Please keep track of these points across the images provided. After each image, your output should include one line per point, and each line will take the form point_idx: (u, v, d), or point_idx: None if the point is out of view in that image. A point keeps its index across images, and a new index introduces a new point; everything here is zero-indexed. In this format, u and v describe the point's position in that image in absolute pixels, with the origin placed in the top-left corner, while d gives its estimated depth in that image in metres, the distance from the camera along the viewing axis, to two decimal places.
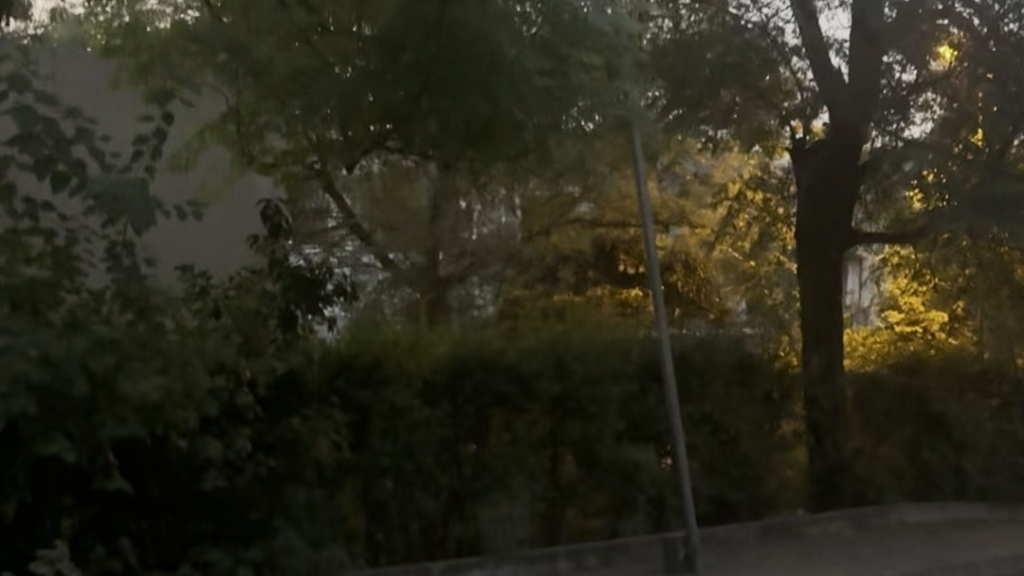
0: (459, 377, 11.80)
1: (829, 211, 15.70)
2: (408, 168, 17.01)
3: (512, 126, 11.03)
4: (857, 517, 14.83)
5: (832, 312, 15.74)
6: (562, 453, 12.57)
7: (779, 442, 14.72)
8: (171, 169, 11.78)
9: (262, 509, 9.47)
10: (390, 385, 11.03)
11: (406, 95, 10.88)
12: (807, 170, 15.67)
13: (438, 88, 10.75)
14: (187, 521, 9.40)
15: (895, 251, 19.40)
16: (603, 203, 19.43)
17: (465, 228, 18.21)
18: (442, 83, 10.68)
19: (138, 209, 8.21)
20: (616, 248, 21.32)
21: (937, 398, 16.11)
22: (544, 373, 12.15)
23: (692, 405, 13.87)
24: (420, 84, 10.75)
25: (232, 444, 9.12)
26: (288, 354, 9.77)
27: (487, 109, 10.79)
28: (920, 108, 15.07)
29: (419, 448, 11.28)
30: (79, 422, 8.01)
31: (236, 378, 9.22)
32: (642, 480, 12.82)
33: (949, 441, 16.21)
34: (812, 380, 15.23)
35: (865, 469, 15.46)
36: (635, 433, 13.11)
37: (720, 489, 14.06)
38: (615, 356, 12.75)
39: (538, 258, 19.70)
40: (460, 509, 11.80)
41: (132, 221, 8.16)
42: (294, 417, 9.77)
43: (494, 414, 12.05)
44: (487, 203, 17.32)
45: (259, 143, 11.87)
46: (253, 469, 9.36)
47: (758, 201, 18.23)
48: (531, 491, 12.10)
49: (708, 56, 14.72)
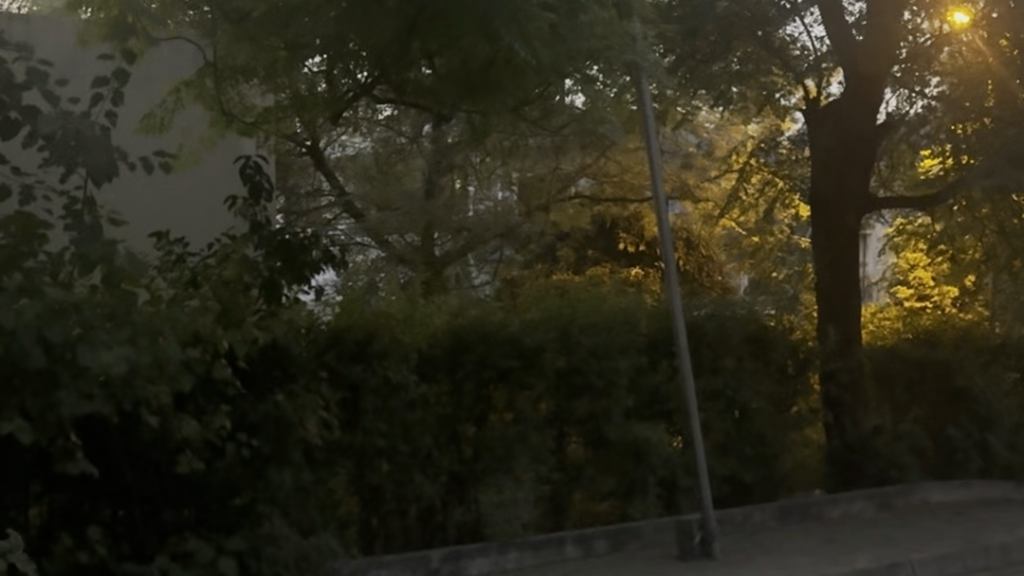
0: (457, 350, 11.01)
1: (842, 174, 14.93)
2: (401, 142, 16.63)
3: (513, 72, 10.00)
4: (879, 497, 14.07)
5: (849, 283, 15.01)
6: (569, 433, 11.79)
7: (796, 420, 13.93)
8: (146, 132, 11.15)
9: (246, 495, 8.68)
10: (385, 359, 10.22)
11: (393, 35, 9.89)
12: (822, 134, 14.89)
13: (430, 24, 9.71)
14: (161, 510, 8.61)
15: (904, 221, 18.69)
16: (601, 176, 18.40)
17: (462, 205, 17.67)
18: (434, 21, 9.65)
19: (98, 154, 7.73)
20: (615, 227, 20.38)
21: (960, 372, 15.13)
22: (548, 347, 11.32)
23: (703, 380, 13.07)
24: (408, 22, 9.75)
25: (211, 423, 8.34)
26: (269, 324, 8.94)
27: (483, 52, 9.89)
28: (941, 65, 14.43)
29: (416, 428, 10.52)
30: (37, 398, 7.23)
31: (214, 351, 8.39)
32: (653, 462, 12.02)
33: (973, 417, 15.32)
34: (830, 353, 14.37)
35: (886, 448, 14.60)
36: (646, 411, 12.33)
37: (734, 471, 13.30)
38: (625, 327, 11.91)
39: (537, 233, 18.47)
40: (461, 494, 11.11)
41: (93, 169, 7.68)
42: (280, 394, 8.93)
43: (495, 391, 11.27)
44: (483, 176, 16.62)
45: (234, 93, 11.15)
46: (234, 451, 8.60)
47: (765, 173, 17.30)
48: (537, 473, 11.34)
49: (719, 8, 14.13)
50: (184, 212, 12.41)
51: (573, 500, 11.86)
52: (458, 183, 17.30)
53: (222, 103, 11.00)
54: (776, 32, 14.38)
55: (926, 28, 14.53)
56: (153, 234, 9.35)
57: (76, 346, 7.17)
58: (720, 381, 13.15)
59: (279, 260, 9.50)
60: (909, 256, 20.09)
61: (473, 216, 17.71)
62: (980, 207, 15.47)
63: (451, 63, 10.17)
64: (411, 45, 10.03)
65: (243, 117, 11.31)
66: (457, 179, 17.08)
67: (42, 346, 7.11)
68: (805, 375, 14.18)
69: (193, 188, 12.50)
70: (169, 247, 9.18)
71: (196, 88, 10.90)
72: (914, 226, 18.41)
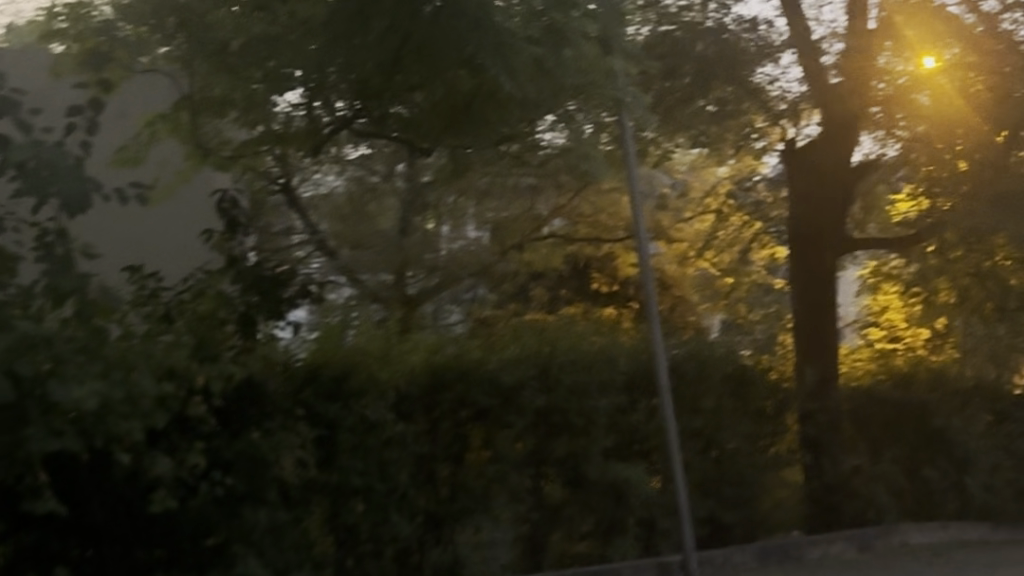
0: (436, 389, 10.84)
1: (818, 216, 15.01)
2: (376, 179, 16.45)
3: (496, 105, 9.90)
4: (858, 538, 13.97)
5: (825, 325, 14.98)
6: (547, 472, 11.65)
7: (774, 460, 13.81)
8: (120, 165, 11.09)
9: (219, 535, 8.54)
10: (363, 397, 10.02)
11: (377, 67, 9.86)
12: (799, 173, 14.96)
13: (414, 56, 9.56)
14: (133, 549, 8.47)
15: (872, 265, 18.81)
16: (575, 217, 18.62)
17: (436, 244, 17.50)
18: (417, 54, 9.53)
19: (71, 187, 7.56)
20: (588, 268, 19.76)
21: (937, 413, 15.10)
22: (527, 386, 11.24)
23: (682, 421, 12.88)
24: (393, 55, 9.65)
25: (185, 460, 8.14)
26: (246, 360, 8.75)
27: (467, 84, 9.76)
28: (912, 108, 14.22)
29: (393, 467, 10.34)
30: (5, 433, 7.02)
31: (189, 387, 8.18)
32: (633, 501, 12.04)
33: (950, 457, 15.28)
34: (808, 396, 14.19)
35: (865, 488, 14.47)
36: (624, 450, 12.21)
37: (712, 512, 13.15)
38: (605, 366, 11.78)
39: (512, 272, 18.32)
40: (438, 535, 10.87)
41: (65, 201, 7.52)
42: (255, 432, 8.74)
43: (472, 430, 11.11)
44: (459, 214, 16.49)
45: (212, 129, 11.13)
46: (208, 489, 8.43)
47: None
48: (515, 511, 11.32)
49: (697, 48, 14.24)
50: (165, 250, 13.26)
51: (551, 541, 11.71)
52: (433, 222, 16.96)
53: (197, 137, 10.95)
54: (751, 73, 14.48)
55: (901, 71, 14.32)
56: (126, 268, 9.18)
57: (46, 381, 6.96)
58: (700, 421, 13.02)
59: (256, 294, 9.55)
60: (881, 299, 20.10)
61: (447, 254, 16.97)
62: (952, 249, 15.54)
63: (430, 99, 10.18)
64: (394, 77, 9.98)
65: (219, 151, 11.06)
66: (432, 219, 16.95)
67: (11, 379, 6.87)
68: (784, 415, 14.05)
69: (181, 227, 13.35)
70: (143, 282, 9.03)
71: (170, 121, 10.89)
72: (883, 269, 18.37)
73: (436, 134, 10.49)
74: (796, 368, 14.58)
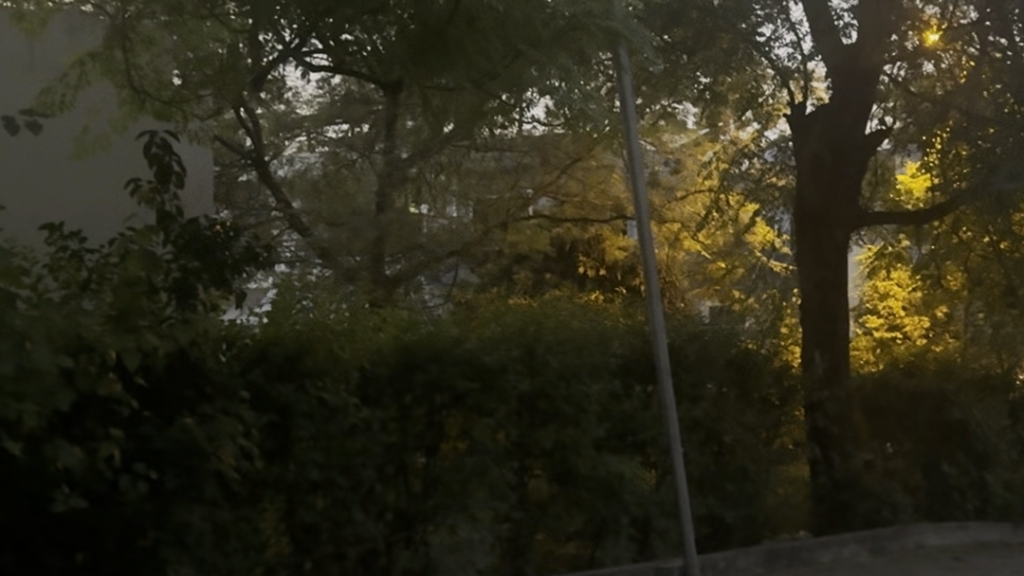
0: (407, 371, 9.51)
1: (831, 186, 13.52)
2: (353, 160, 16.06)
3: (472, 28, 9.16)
4: (871, 540, 12.67)
5: (837, 308, 13.59)
6: (531, 465, 10.37)
7: (781, 454, 12.47)
8: (44, 108, 10.95)
9: (150, 536, 7.35)
10: (320, 379, 8.67)
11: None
12: (809, 138, 13.50)
13: None
14: (42, 553, 7.17)
15: (872, 247, 17.17)
16: (562, 198, 17.83)
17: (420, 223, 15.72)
18: None
19: None
20: (573, 251, 19.26)
21: (956, 403, 13.47)
22: (510, 368, 9.91)
23: (682, 409, 11.60)
24: None
25: (98, 451, 6.82)
26: (177, 332, 7.42)
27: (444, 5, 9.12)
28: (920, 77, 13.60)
29: (357, 459, 9.01)
30: None
31: (101, 363, 6.83)
32: (625, 499, 10.68)
33: (968, 452, 13.63)
34: (815, 383, 12.86)
35: (877, 485, 13.05)
36: (617, 442, 10.97)
37: (713, 510, 11.81)
38: (598, 347, 10.65)
39: (495, 253, 17.06)
40: (408, 535, 9.56)
41: None
42: (188, 416, 7.41)
43: (448, 419, 9.79)
44: (439, 201, 16.07)
45: (147, 62, 10.95)
46: (130, 484, 7.12)
47: (735, 205, 15.95)
48: (495, 510, 9.87)
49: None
50: (80, 202, 12.22)
51: (535, 541, 10.42)
52: (412, 206, 15.61)
53: (132, 78, 10.82)
54: (756, 30, 13.24)
55: (906, 41, 13.31)
56: (45, 227, 7.96)
57: None
58: (701, 410, 11.71)
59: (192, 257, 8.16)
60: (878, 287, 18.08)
61: (427, 233, 15.92)
62: (963, 226, 14.45)
63: (400, 20, 9.57)
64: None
65: (158, 96, 10.98)
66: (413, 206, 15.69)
67: None
68: (790, 404, 12.73)
69: (100, 179, 12.29)
70: (63, 242, 7.82)
71: (102, 59, 10.72)
72: (885, 251, 16.67)
73: (403, 68, 9.82)
74: (804, 353, 13.24)
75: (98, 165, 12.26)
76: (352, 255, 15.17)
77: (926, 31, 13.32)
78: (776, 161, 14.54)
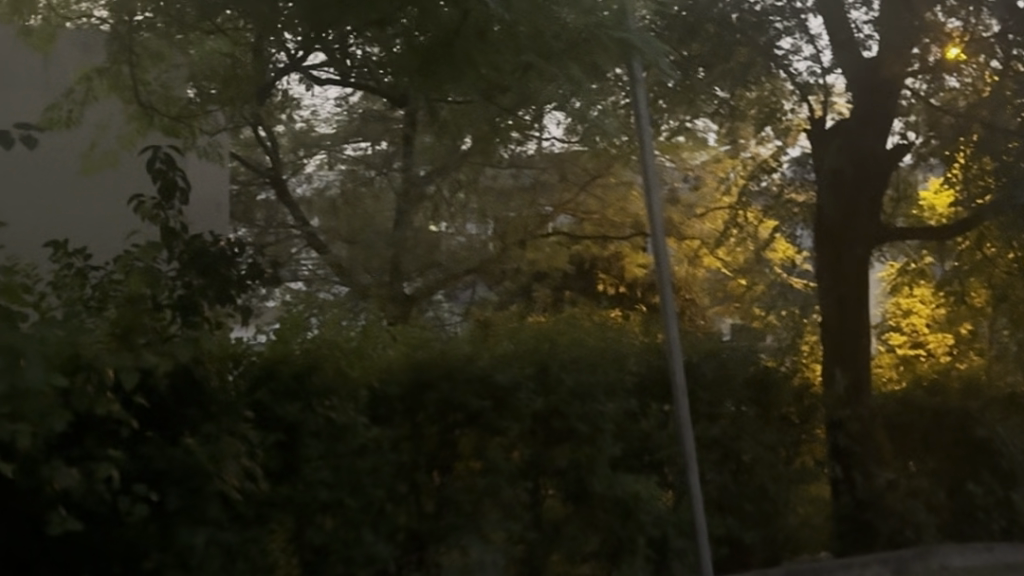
0: (418, 389, 9.36)
1: (852, 202, 13.27)
2: (371, 177, 15.97)
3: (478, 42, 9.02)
4: (894, 561, 12.40)
5: (859, 325, 13.34)
6: (546, 485, 10.17)
7: (803, 473, 12.21)
8: (52, 125, 11.09)
9: (154, 558, 7.23)
10: (328, 397, 8.52)
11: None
12: (830, 152, 13.27)
13: None
14: (35, 564, 7.15)
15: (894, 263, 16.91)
16: (581, 215, 17.58)
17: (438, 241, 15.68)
18: None
19: None
20: (593, 268, 18.94)
21: (980, 422, 13.12)
22: (523, 386, 9.71)
23: (699, 427, 11.39)
24: None
25: (96, 473, 6.66)
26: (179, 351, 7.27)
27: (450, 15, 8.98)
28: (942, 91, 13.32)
29: (367, 479, 8.81)
30: None
31: (100, 382, 6.66)
32: (642, 519, 10.47)
33: (994, 471, 13.30)
34: (836, 403, 12.63)
35: (902, 505, 12.70)
36: (634, 461, 10.78)
37: (732, 530, 11.58)
38: (613, 365, 10.47)
39: (514, 270, 16.85)
40: (420, 556, 9.39)
41: None
42: (190, 436, 7.26)
43: (462, 437, 9.66)
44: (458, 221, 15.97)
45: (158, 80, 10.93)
46: (130, 506, 6.97)
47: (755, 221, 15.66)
48: (509, 531, 9.67)
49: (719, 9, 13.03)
50: (87, 218, 12.23)
51: (550, 562, 10.21)
52: (433, 223, 15.66)
53: (139, 94, 10.76)
54: (775, 43, 13.11)
55: (926, 55, 13.18)
56: (50, 244, 7.87)
57: None
58: (719, 429, 11.50)
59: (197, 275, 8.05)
60: (901, 303, 17.81)
61: (443, 249, 15.87)
62: (987, 242, 14.40)
63: (406, 31, 9.37)
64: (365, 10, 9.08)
65: (166, 112, 10.96)
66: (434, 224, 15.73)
67: None
68: (811, 422, 12.57)
69: (109, 194, 12.30)
70: (67, 259, 7.71)
71: (110, 74, 10.68)
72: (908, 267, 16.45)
73: (410, 78, 9.70)
74: (825, 371, 12.99)
75: (107, 180, 12.26)
76: (375, 275, 15.31)
77: (948, 44, 13.12)
78: (795, 177, 14.29)
